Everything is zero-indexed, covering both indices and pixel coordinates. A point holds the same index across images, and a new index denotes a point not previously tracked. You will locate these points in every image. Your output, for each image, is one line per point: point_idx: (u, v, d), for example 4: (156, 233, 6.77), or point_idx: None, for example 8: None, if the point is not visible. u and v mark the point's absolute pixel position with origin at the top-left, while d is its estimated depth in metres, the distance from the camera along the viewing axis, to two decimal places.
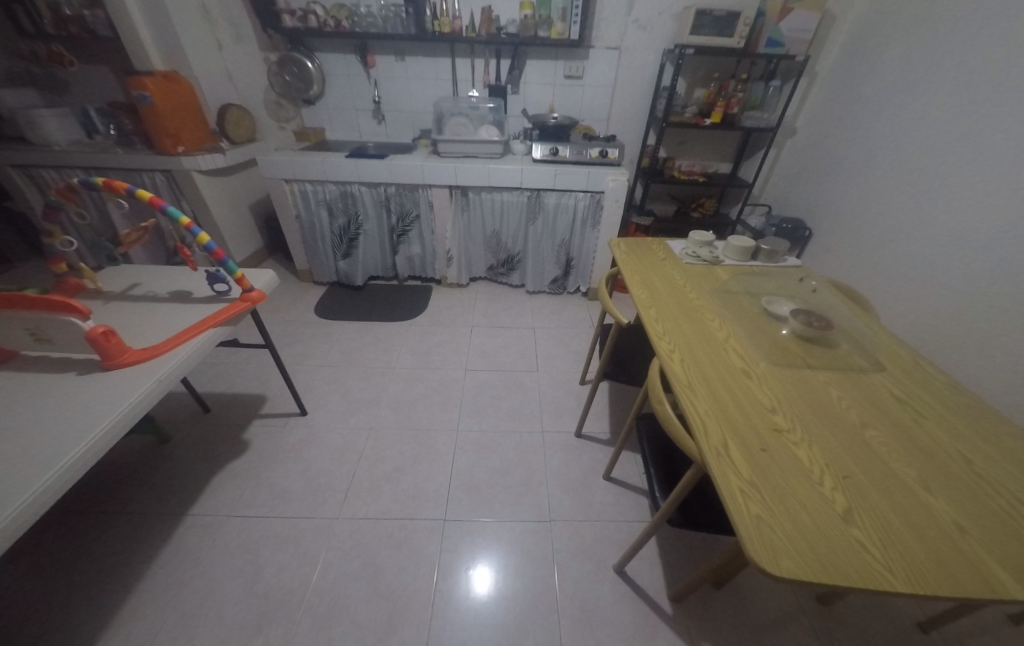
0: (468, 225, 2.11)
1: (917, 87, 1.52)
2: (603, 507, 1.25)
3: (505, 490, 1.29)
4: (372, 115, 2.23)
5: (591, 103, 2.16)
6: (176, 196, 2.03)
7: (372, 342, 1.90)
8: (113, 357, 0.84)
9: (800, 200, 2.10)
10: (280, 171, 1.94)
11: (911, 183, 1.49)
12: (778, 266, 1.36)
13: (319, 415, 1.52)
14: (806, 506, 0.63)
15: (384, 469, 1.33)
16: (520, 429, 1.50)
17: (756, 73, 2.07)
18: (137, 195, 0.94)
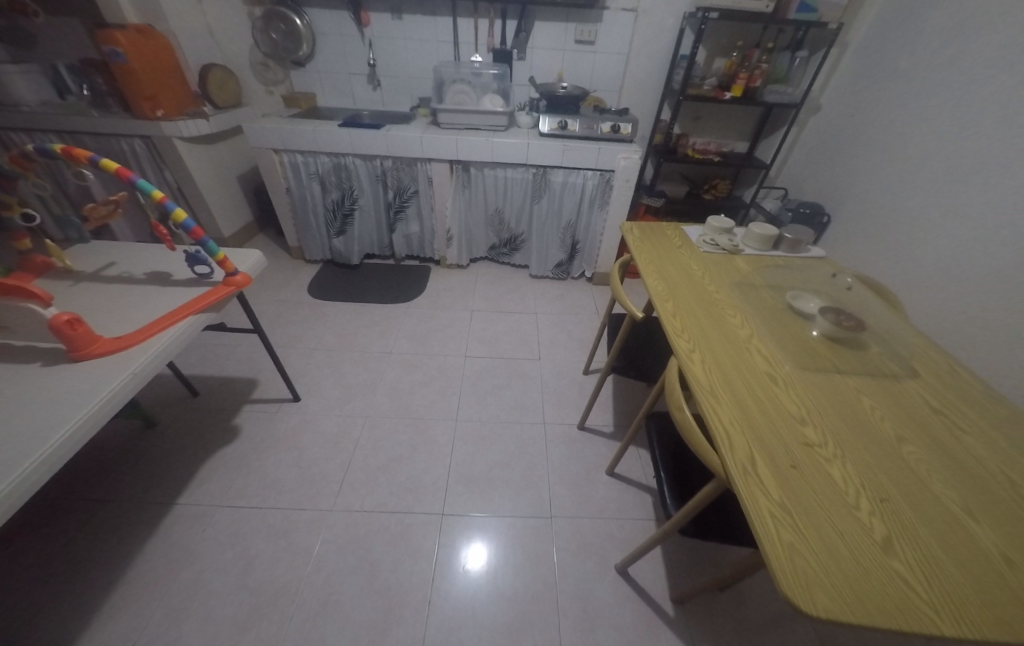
0: (469, 203, 2.00)
1: (961, 60, 1.40)
2: (606, 503, 1.22)
3: (506, 483, 1.25)
4: (366, 81, 2.07)
5: (602, 72, 2.01)
6: (158, 165, 1.90)
7: (367, 325, 1.83)
8: (81, 347, 0.75)
9: (820, 184, 1.99)
10: (268, 139, 1.80)
11: (948, 166, 1.39)
12: (801, 257, 1.28)
13: (312, 401, 1.46)
14: (843, 533, 0.58)
15: (380, 460, 1.28)
16: (522, 420, 1.45)
17: (783, 41, 1.90)
18: (101, 165, 0.83)
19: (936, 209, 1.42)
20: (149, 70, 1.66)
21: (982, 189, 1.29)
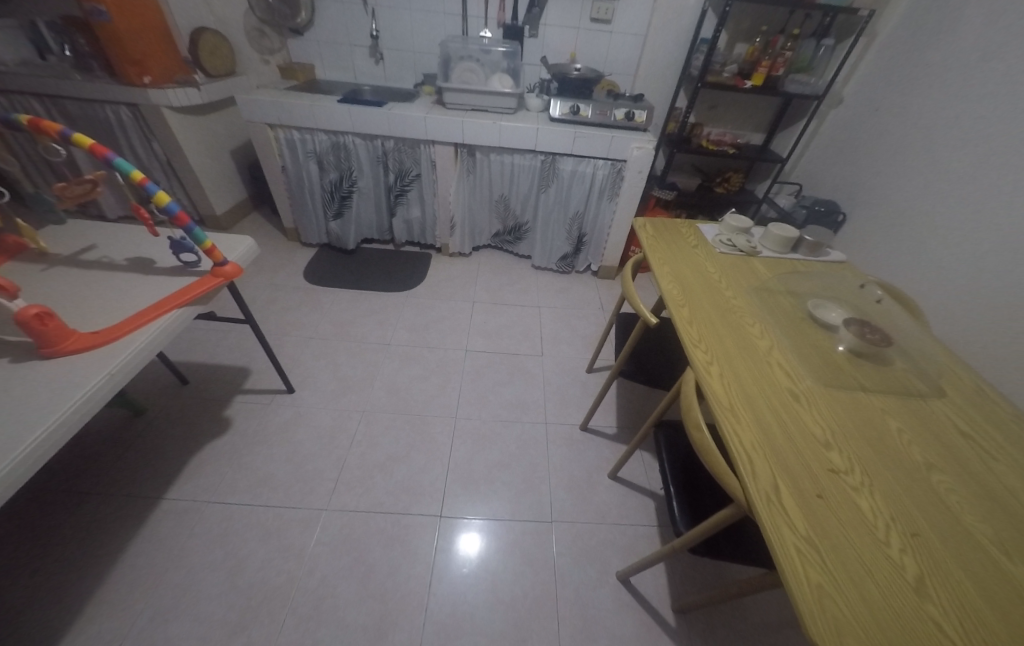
0: (473, 189, 1.92)
1: (996, 56, 1.32)
2: (608, 508, 1.19)
3: (506, 485, 1.22)
4: (368, 53, 1.95)
5: (618, 54, 1.90)
6: (145, 137, 1.81)
7: (365, 314, 1.77)
8: (53, 343, 0.69)
9: (837, 182, 1.92)
10: (262, 113, 1.70)
11: (977, 170, 1.33)
12: (820, 261, 1.22)
13: (307, 393, 1.41)
14: (873, 572, 0.55)
15: (377, 458, 1.25)
16: (523, 418, 1.41)
17: (810, 27, 1.79)
18: (74, 140, 0.76)
19: (962, 215, 1.36)
20: (135, 33, 1.54)
21: (1012, 195, 1.23)
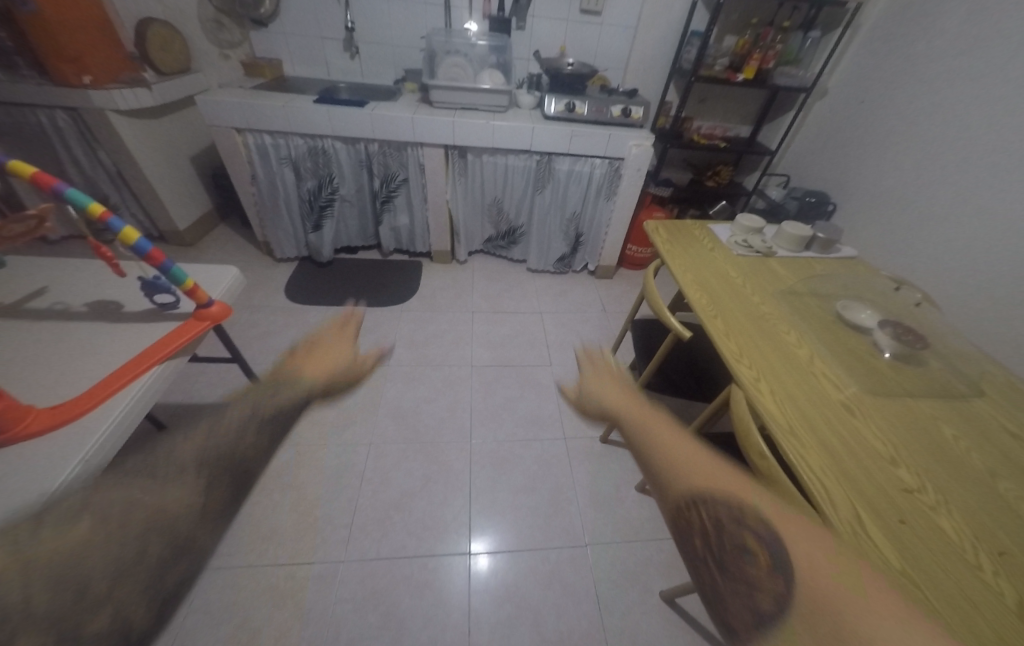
0: (466, 193, 1.81)
1: (974, 51, 1.35)
2: (640, 524, 1.15)
3: (533, 510, 1.16)
4: (342, 47, 1.80)
5: (607, 47, 1.84)
6: (89, 146, 1.59)
7: (358, 332, 1.65)
8: (3, 428, 0.55)
9: (823, 173, 1.94)
10: (228, 116, 1.53)
11: (960, 164, 1.36)
12: (833, 258, 1.21)
13: (305, 428, 1.30)
14: (977, 604, 0.52)
15: (393, 494, 1.16)
16: (541, 436, 1.36)
17: (795, 20, 1.80)
18: (12, 169, 0.62)
19: (952, 205, 1.37)
20: (69, 25, 1.33)
21: (999, 188, 1.25)
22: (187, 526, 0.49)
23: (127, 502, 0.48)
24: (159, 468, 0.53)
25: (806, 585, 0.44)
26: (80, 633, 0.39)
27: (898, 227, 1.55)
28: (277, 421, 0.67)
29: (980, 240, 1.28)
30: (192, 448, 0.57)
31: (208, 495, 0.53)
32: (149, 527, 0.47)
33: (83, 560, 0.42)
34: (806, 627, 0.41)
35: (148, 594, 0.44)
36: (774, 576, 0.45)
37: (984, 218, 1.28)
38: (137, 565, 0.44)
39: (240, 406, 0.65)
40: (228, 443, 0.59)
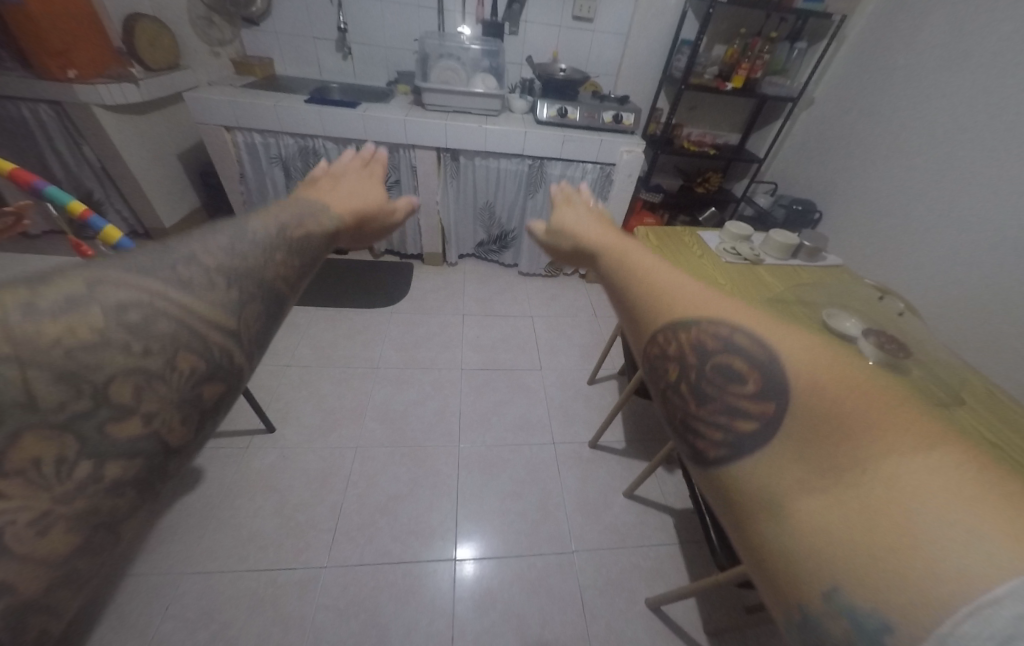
0: (458, 196, 1.81)
1: (953, 66, 1.38)
2: (627, 530, 1.15)
3: (520, 515, 1.16)
4: (335, 48, 1.80)
5: (599, 54, 1.85)
6: (74, 141, 1.56)
7: (346, 334, 1.63)
8: None
9: (810, 182, 1.98)
10: (217, 114, 1.51)
11: (940, 176, 1.39)
12: (818, 266, 1.23)
13: (290, 431, 1.27)
14: None
15: (378, 498, 1.15)
16: (530, 440, 1.35)
17: (783, 30, 1.83)
18: None
19: (932, 214, 1.40)
20: (53, 20, 1.30)
21: (978, 199, 1.28)
22: (230, 344, 0.37)
23: (150, 297, 0.33)
24: (178, 266, 0.36)
25: (816, 400, 0.28)
26: (109, 451, 0.29)
27: (882, 236, 1.58)
28: (310, 250, 0.50)
29: (960, 250, 1.31)
30: (222, 256, 0.40)
31: (247, 312, 0.39)
32: (183, 334, 0.34)
33: (102, 362, 0.30)
34: (806, 450, 0.27)
35: (182, 413, 0.33)
36: (758, 392, 0.30)
37: (964, 229, 1.31)
38: (168, 379, 0.32)
39: (263, 223, 0.47)
40: (263, 259, 0.43)
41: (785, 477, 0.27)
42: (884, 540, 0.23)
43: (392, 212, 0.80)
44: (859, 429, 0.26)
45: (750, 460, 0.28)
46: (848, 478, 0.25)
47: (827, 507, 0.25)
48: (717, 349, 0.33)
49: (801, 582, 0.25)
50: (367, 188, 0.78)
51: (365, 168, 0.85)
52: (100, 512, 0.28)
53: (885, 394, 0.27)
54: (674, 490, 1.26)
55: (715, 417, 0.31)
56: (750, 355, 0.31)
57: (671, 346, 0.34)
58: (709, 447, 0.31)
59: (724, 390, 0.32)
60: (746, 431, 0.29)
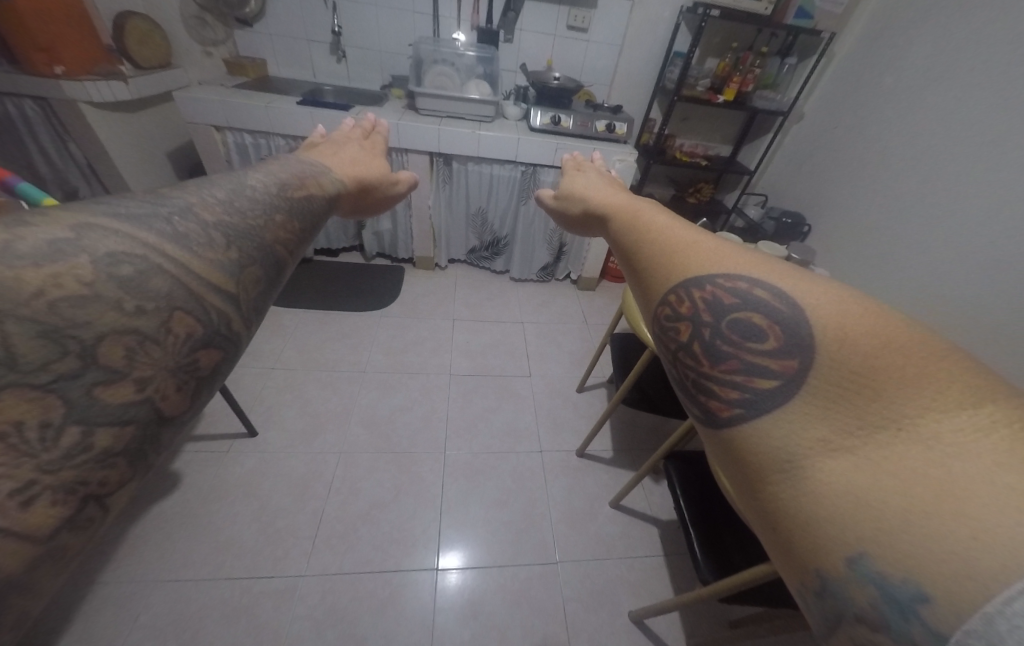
0: (450, 201, 1.81)
1: (939, 85, 1.41)
2: (613, 541, 1.14)
3: (505, 524, 1.14)
4: (329, 50, 1.80)
5: (593, 64, 1.87)
6: (59, 138, 1.52)
7: (334, 337, 1.61)
8: None
9: (799, 194, 2.00)
10: (207, 113, 1.50)
11: (925, 191, 1.41)
12: None
13: (273, 435, 1.25)
14: None
15: (360, 506, 1.12)
16: (516, 448, 1.34)
17: (774, 45, 1.85)
18: None
19: (918, 229, 1.42)
20: (42, 14, 1.27)
21: (963, 214, 1.30)
22: (227, 307, 0.35)
23: (144, 251, 0.32)
24: (172, 219, 0.36)
25: (834, 355, 0.32)
26: (97, 418, 0.27)
27: (869, 249, 1.60)
28: (312, 213, 0.51)
29: (944, 264, 1.33)
30: (219, 209, 0.40)
31: (246, 275, 0.38)
32: (178, 293, 0.32)
33: (91, 318, 0.28)
34: (828, 410, 0.31)
35: (177, 380, 0.31)
36: (781, 355, 0.34)
37: (947, 244, 1.33)
38: (162, 342, 0.30)
39: (262, 178, 0.49)
40: (262, 220, 0.43)
41: (805, 434, 0.31)
42: (895, 497, 0.27)
43: (395, 183, 0.82)
44: (872, 377, 0.30)
45: (771, 417, 0.33)
46: (865, 436, 0.29)
47: (844, 464, 0.29)
48: (748, 320, 0.37)
49: (816, 537, 0.28)
50: (369, 158, 0.80)
51: (367, 138, 0.88)
52: (90, 483, 0.26)
53: (913, 363, 0.30)
54: (661, 501, 1.25)
55: (739, 379, 0.36)
56: (779, 325, 0.35)
57: (689, 312, 0.40)
58: (730, 405, 0.35)
59: (749, 357, 0.36)
60: (768, 390, 0.33)
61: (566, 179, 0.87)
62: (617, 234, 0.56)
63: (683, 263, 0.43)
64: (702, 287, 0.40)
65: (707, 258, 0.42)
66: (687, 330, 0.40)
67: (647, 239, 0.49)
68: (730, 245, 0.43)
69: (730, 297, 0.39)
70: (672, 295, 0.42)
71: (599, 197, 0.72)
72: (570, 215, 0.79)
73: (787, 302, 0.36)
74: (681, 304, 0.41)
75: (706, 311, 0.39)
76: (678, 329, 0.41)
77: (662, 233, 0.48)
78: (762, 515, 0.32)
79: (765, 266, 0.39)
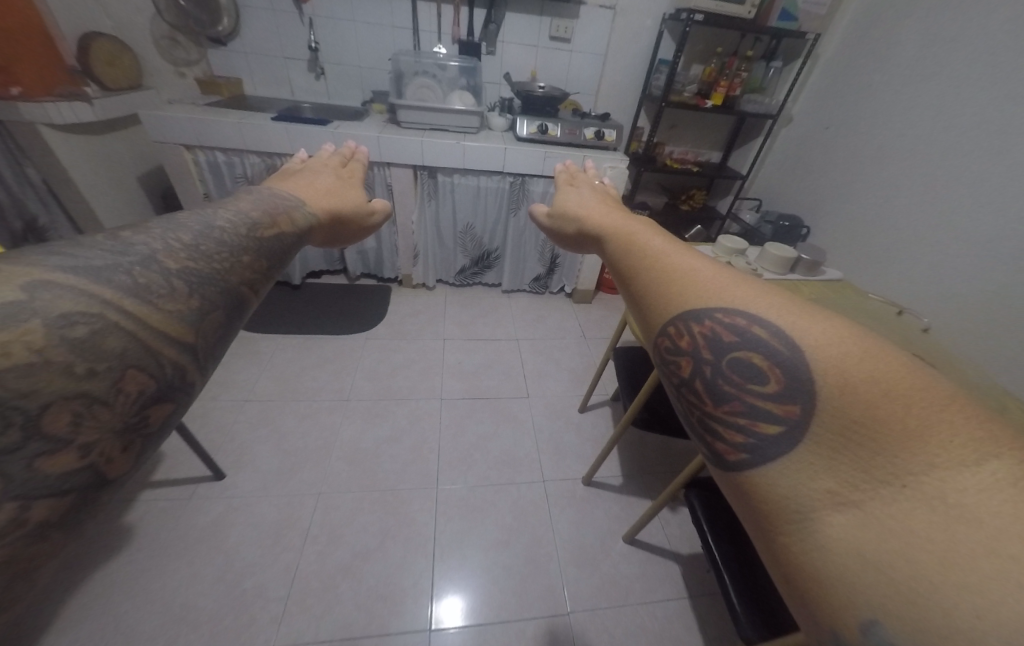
0: (436, 217, 1.73)
1: (930, 79, 1.37)
2: (629, 583, 1.01)
3: (509, 565, 1.02)
4: (307, 67, 1.75)
5: (578, 74, 1.84)
6: (16, 163, 1.36)
7: (314, 364, 1.49)
8: None
9: (793, 196, 1.96)
10: (176, 132, 1.43)
11: (922, 186, 1.36)
12: (820, 281, 1.13)
13: (243, 477, 1.12)
14: None
15: (340, 556, 0.99)
16: (516, 479, 1.21)
17: (759, 49, 1.85)
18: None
19: (918, 225, 1.36)
20: None
21: (966, 208, 1.23)
22: (185, 359, 0.34)
23: (101, 309, 0.31)
24: (134, 270, 0.35)
25: (837, 398, 0.29)
26: (36, 490, 0.26)
27: (869, 246, 1.53)
28: (280, 250, 0.50)
29: (952, 261, 1.26)
30: (184, 257, 0.39)
31: (206, 323, 0.37)
32: (133, 351, 0.31)
33: (40, 386, 0.26)
34: (835, 462, 0.28)
35: (123, 441, 0.30)
36: (783, 398, 0.31)
37: (953, 239, 1.26)
38: (113, 404, 0.29)
39: (230, 218, 0.48)
40: (228, 261, 0.42)
41: (812, 488, 0.28)
42: (904, 562, 0.24)
43: (371, 212, 0.85)
44: (882, 426, 0.27)
45: (776, 466, 0.30)
46: (871, 492, 0.26)
47: (853, 523, 0.26)
48: (747, 360, 0.34)
49: (828, 601, 0.26)
50: (345, 188, 0.83)
51: (343, 166, 0.91)
52: (17, 561, 0.25)
53: (917, 413, 0.26)
54: (679, 532, 1.13)
55: (743, 421, 0.33)
56: (778, 366, 0.32)
57: (684, 341, 0.37)
58: (737, 450, 0.33)
59: (753, 399, 0.33)
60: (771, 436, 0.30)
61: (558, 195, 0.83)
62: (611, 255, 0.52)
63: (678, 291, 0.40)
64: (699, 321, 0.37)
65: (703, 289, 0.39)
66: (688, 366, 0.37)
67: (637, 260, 0.46)
68: (723, 267, 0.40)
69: (728, 332, 0.36)
70: (669, 326, 0.39)
71: (591, 216, 0.69)
72: (562, 235, 0.77)
73: (784, 338, 0.33)
74: (680, 336, 0.38)
75: (705, 348, 0.36)
76: (678, 364, 0.38)
77: (652, 255, 0.45)
78: (775, 568, 0.29)
79: (759, 297, 0.36)
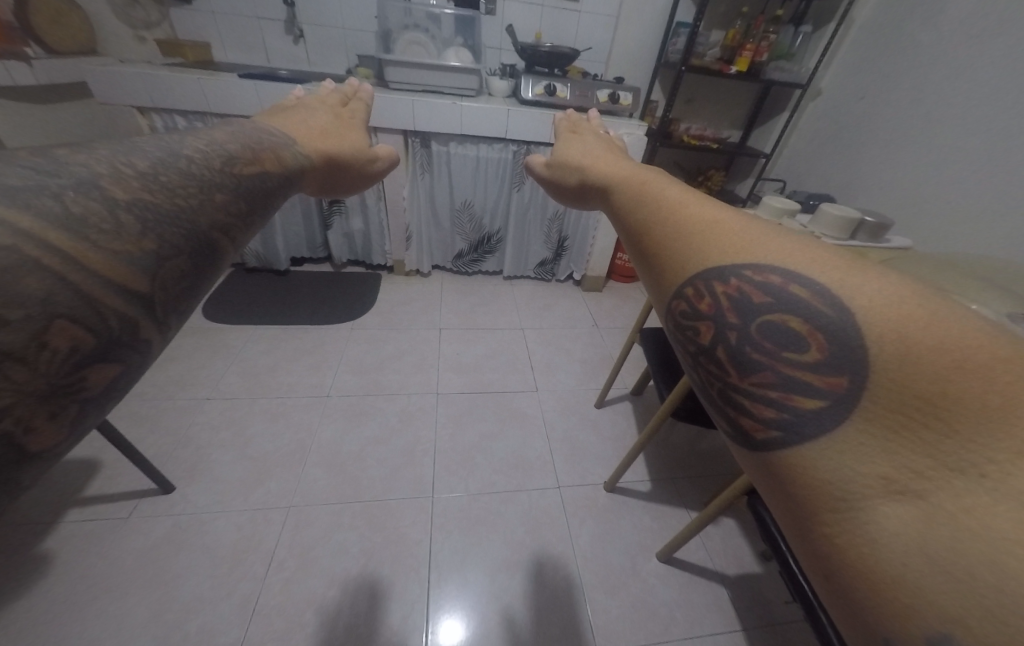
0: (431, 193, 1.55)
1: (984, 28, 1.22)
2: (670, 613, 0.82)
3: (522, 594, 0.82)
4: (283, 29, 1.57)
5: (586, 37, 1.67)
6: None
7: (290, 357, 1.31)
8: None
9: (821, 172, 1.79)
10: (128, 91, 1.25)
11: (981, 147, 1.20)
12: (885, 248, 0.95)
13: (198, 488, 0.93)
14: None
15: (311, 585, 0.80)
16: (526, 486, 1.02)
17: (788, 13, 1.69)
18: None
19: (978, 191, 1.20)
20: None
21: None
22: (136, 312, 0.26)
23: (12, 240, 0.23)
24: (64, 197, 0.26)
25: (895, 366, 0.22)
26: None
27: (917, 219, 1.36)
28: (266, 191, 0.41)
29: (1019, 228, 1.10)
30: (137, 186, 0.30)
31: (166, 270, 0.28)
32: (63, 296, 0.23)
33: None
34: (890, 445, 0.22)
35: (52, 408, 0.23)
36: (827, 369, 0.24)
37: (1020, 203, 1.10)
38: (33, 362, 0.22)
39: (200, 147, 0.37)
40: (198, 197, 0.33)
41: (859, 470, 0.22)
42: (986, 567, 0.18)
43: (373, 159, 0.68)
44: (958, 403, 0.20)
45: (814, 447, 0.24)
46: (939, 481, 0.20)
47: (910, 517, 0.20)
48: (781, 321, 0.27)
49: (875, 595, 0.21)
50: (343, 127, 0.65)
51: (342, 105, 0.72)
52: None
53: (1000, 387, 0.20)
54: (723, 548, 0.95)
55: (775, 395, 0.27)
56: (820, 328, 0.25)
57: (702, 301, 0.30)
58: (765, 426, 0.26)
59: (787, 368, 0.26)
60: (810, 411, 0.24)
61: (559, 144, 0.68)
62: (617, 205, 0.44)
63: (688, 243, 0.32)
64: (724, 279, 0.29)
65: (726, 241, 0.31)
66: (709, 331, 0.30)
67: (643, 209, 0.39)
68: (744, 212, 0.33)
69: (753, 286, 0.28)
70: (687, 287, 0.32)
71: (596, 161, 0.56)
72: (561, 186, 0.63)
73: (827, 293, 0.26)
74: (697, 295, 0.31)
75: (726, 307, 0.29)
76: (696, 330, 0.31)
77: (662, 203, 0.37)
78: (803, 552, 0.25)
79: (787, 245, 0.29)
